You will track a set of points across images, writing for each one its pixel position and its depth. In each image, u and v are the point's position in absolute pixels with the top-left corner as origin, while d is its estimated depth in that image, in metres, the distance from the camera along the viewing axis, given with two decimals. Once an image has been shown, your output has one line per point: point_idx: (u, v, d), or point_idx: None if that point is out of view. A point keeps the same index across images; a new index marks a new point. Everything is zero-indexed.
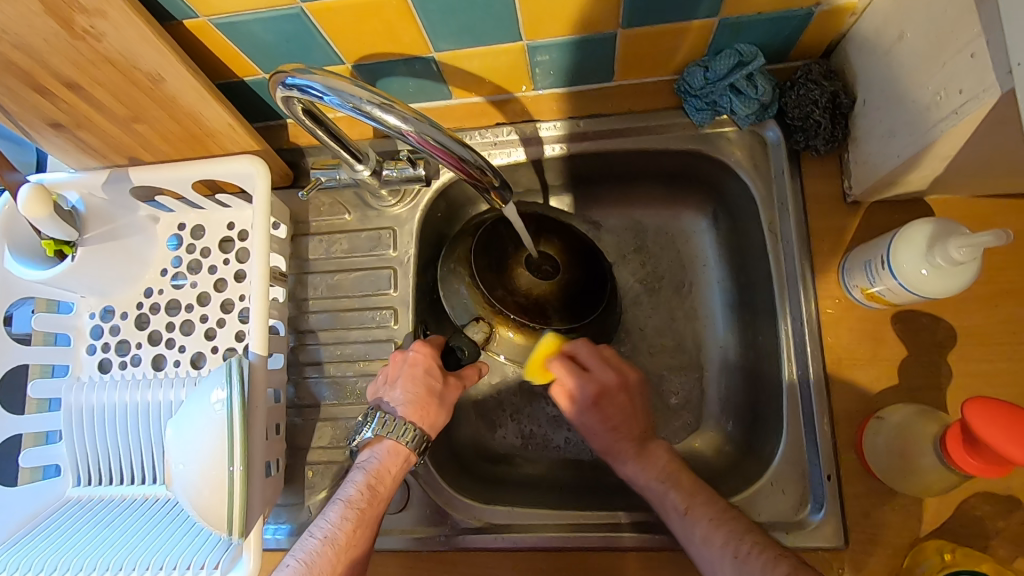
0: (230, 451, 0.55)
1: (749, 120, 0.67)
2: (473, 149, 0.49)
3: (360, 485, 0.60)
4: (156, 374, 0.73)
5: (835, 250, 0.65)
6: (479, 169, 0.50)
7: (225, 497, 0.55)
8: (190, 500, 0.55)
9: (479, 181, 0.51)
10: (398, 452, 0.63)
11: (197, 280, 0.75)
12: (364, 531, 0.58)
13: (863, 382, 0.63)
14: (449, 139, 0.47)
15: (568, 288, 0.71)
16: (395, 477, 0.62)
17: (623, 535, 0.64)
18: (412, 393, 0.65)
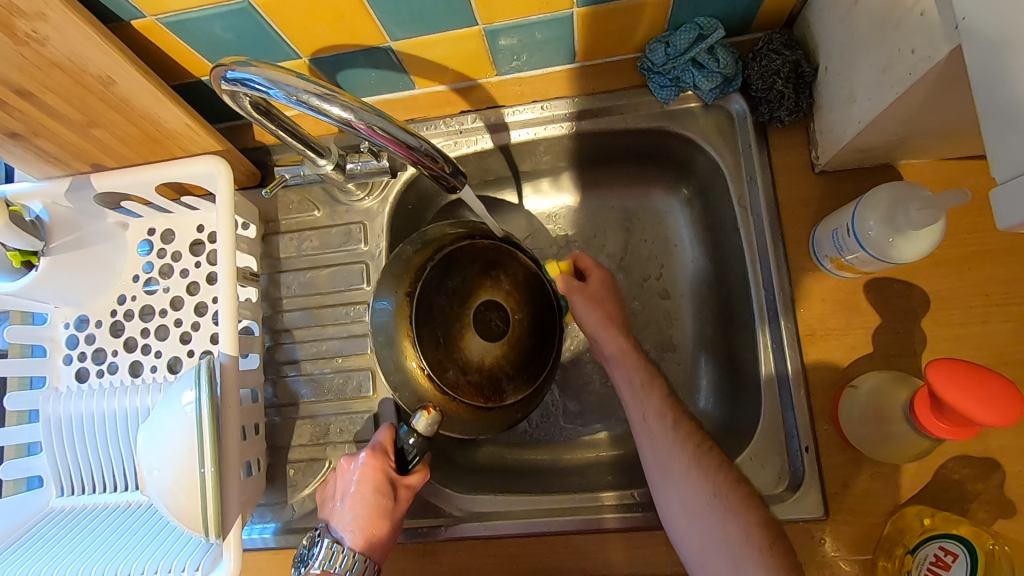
0: (201, 452, 0.55)
1: (713, 94, 0.67)
2: (423, 137, 0.48)
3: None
4: (133, 380, 0.73)
5: (805, 221, 0.65)
6: (431, 157, 0.49)
7: (199, 500, 0.55)
8: (164, 504, 0.55)
9: (432, 169, 0.51)
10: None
11: (170, 284, 0.74)
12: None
13: (838, 351, 0.62)
14: (397, 129, 0.46)
15: (521, 345, 0.64)
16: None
17: (605, 516, 0.65)
18: (359, 516, 0.61)
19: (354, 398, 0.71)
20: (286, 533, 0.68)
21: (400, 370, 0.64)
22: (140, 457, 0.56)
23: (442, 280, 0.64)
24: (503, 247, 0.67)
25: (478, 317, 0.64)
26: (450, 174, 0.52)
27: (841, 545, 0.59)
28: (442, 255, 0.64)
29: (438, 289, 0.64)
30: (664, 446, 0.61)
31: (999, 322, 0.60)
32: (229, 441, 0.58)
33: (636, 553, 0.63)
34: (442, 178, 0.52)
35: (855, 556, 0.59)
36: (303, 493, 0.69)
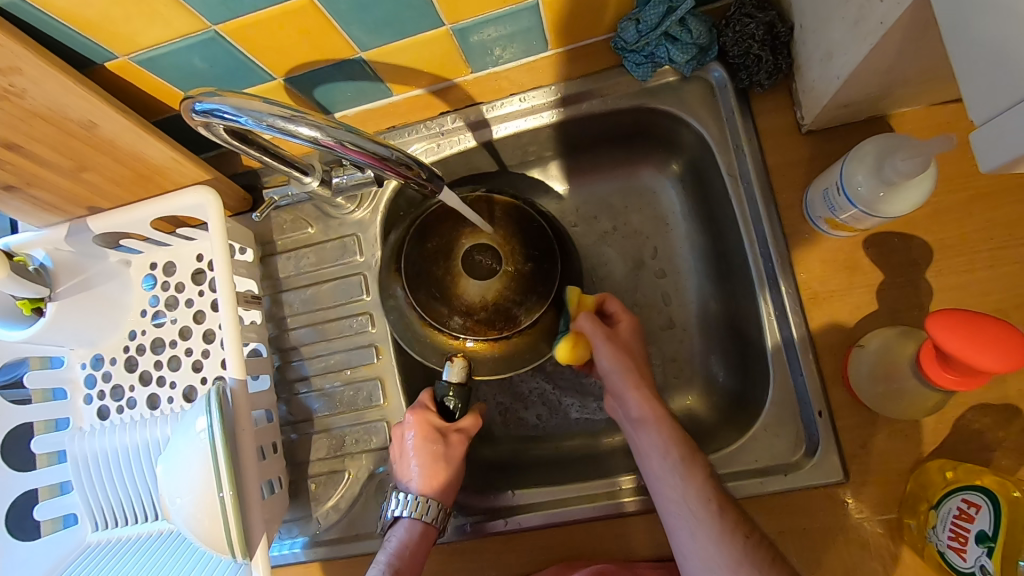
0: (216, 477, 0.56)
1: (690, 66, 0.66)
2: (396, 145, 0.48)
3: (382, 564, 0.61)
4: (152, 413, 0.75)
5: (796, 183, 0.64)
6: (408, 165, 0.50)
7: (219, 523, 0.56)
8: (186, 530, 0.56)
9: (410, 176, 0.51)
10: (415, 523, 0.63)
11: (177, 315, 0.76)
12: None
13: (843, 311, 0.62)
14: (368, 140, 0.46)
15: (519, 273, 0.67)
16: (421, 554, 0.61)
17: (624, 500, 0.65)
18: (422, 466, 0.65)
19: (365, 408, 0.72)
20: (315, 547, 0.69)
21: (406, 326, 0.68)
22: (161, 486, 0.57)
23: (422, 245, 0.68)
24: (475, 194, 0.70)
25: (469, 264, 0.67)
26: (426, 180, 0.52)
27: (865, 506, 0.59)
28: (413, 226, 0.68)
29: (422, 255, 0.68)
30: (705, 536, 0.56)
31: (1006, 265, 0.59)
32: (246, 462, 0.59)
33: (659, 534, 0.64)
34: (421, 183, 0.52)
35: (880, 516, 0.58)
36: (326, 507, 0.70)
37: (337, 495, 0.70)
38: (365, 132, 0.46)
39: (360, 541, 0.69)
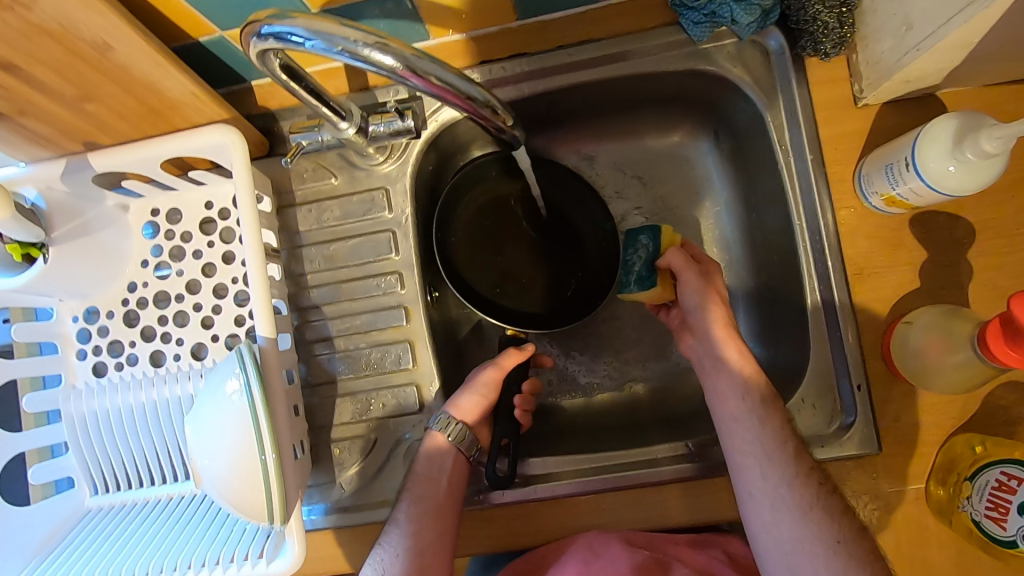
0: (258, 439, 0.53)
1: (750, 29, 0.63)
2: (479, 83, 0.43)
3: (410, 479, 0.64)
4: (157, 371, 0.69)
5: (849, 157, 0.63)
6: (490, 106, 0.45)
7: (259, 487, 0.53)
8: (223, 495, 0.53)
9: (491, 120, 0.47)
10: (440, 445, 0.64)
11: (183, 268, 0.70)
12: (424, 533, 0.61)
13: (886, 288, 0.62)
14: (453, 75, 0.42)
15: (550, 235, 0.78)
16: (433, 461, 0.64)
17: (661, 468, 0.65)
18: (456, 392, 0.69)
19: (392, 372, 0.68)
20: (337, 513, 0.67)
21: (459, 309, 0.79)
22: (193, 450, 0.54)
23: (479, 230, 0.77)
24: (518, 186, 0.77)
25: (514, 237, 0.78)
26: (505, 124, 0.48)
27: (892, 478, 0.61)
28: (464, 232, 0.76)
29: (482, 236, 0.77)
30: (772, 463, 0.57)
31: None
32: (282, 425, 0.57)
33: (694, 503, 0.64)
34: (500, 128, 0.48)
35: (908, 486, 0.61)
36: (352, 472, 0.68)
37: (362, 461, 0.68)
38: (450, 65, 0.42)
39: (376, 508, 0.67)
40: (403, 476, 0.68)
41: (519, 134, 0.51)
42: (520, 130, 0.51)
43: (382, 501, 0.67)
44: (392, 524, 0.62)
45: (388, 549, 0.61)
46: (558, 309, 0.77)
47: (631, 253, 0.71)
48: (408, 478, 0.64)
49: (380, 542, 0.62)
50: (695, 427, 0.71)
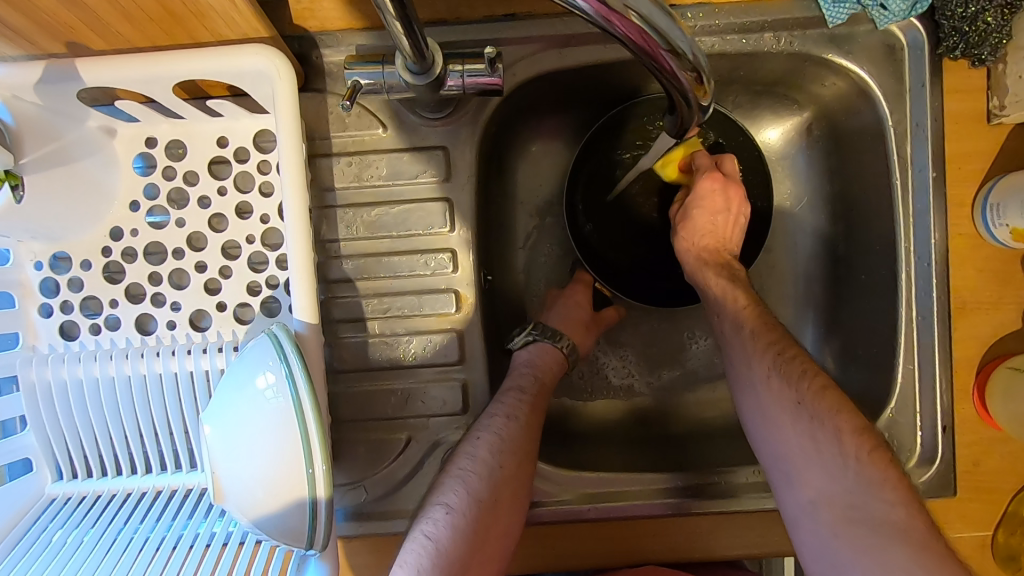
0: (308, 453, 0.45)
1: (891, 20, 0.56)
2: (684, 29, 0.33)
3: (529, 377, 0.60)
4: (145, 340, 0.57)
5: (970, 178, 0.58)
6: (694, 67, 0.34)
7: (304, 505, 0.45)
8: (256, 515, 0.45)
9: (686, 87, 0.36)
10: (555, 355, 0.64)
11: (185, 217, 0.57)
12: (538, 437, 0.55)
13: (986, 325, 0.58)
14: (652, 7, 0.31)
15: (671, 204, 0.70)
16: (553, 373, 0.63)
17: (725, 496, 0.60)
18: (564, 315, 0.66)
19: (435, 365, 0.60)
20: (357, 518, 0.59)
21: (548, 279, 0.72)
22: (220, 460, 0.44)
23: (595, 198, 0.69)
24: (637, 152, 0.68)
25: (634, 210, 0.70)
26: (697, 95, 0.37)
27: (960, 524, 0.59)
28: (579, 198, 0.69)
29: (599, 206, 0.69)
30: (742, 356, 0.55)
31: None
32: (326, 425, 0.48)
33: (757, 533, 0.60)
34: (688, 100, 0.37)
35: (974, 532, 0.58)
36: (377, 474, 0.59)
37: (389, 465, 0.59)
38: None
39: (395, 518, 0.59)
40: (435, 484, 0.59)
41: (703, 113, 0.40)
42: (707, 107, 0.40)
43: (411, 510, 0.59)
44: (509, 416, 0.54)
45: (507, 442, 0.52)
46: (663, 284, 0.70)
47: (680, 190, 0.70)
48: (526, 376, 0.60)
49: (491, 429, 0.53)
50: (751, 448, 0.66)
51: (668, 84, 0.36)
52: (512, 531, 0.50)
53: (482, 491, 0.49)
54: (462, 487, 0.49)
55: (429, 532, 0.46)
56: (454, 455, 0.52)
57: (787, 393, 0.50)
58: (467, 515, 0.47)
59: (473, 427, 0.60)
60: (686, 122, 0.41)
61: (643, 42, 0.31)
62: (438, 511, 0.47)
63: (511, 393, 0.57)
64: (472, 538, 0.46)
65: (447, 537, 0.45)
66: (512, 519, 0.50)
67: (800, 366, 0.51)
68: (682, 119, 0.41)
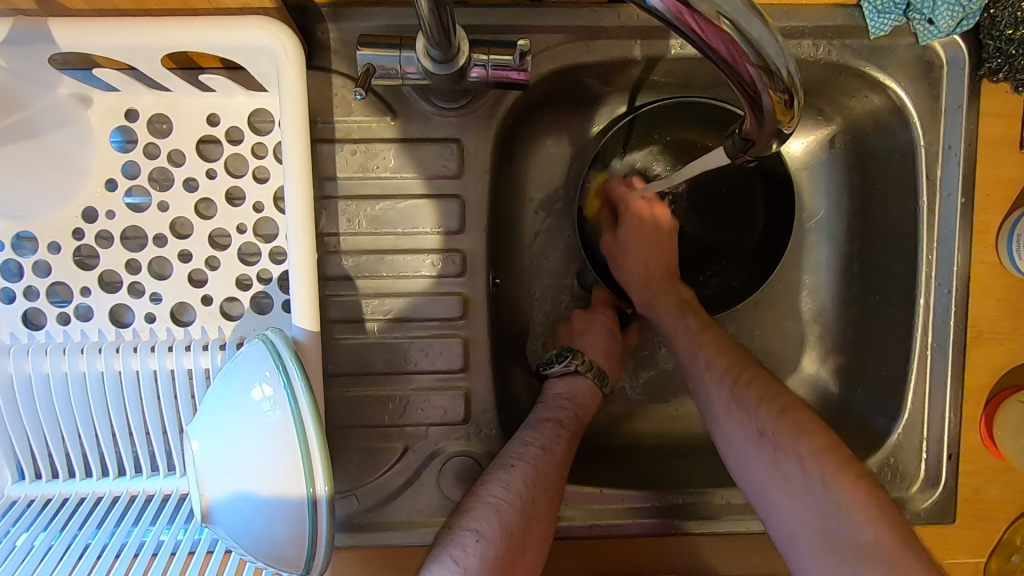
0: (308, 469, 0.40)
1: (934, 36, 0.53)
2: (779, 41, 0.30)
3: (566, 410, 0.60)
4: (120, 333, 0.52)
5: (994, 205, 0.57)
6: (786, 87, 0.32)
7: (301, 529, 0.41)
8: (249, 535, 0.41)
9: (772, 109, 0.33)
10: (592, 390, 0.63)
11: (169, 201, 0.52)
12: (567, 474, 0.56)
13: (997, 355, 0.58)
14: (747, 11, 0.29)
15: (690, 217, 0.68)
16: (587, 404, 0.62)
17: (726, 515, 0.59)
18: (598, 344, 0.64)
19: (435, 372, 0.56)
20: (348, 529, 0.56)
21: (554, 284, 0.69)
22: (212, 471, 0.41)
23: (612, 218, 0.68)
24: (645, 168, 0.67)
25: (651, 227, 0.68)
26: (783, 122, 0.34)
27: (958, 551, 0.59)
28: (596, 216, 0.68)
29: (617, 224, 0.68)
30: (700, 386, 0.55)
31: None
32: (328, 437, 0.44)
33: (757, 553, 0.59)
34: (772, 126, 0.34)
35: (968, 558, 0.59)
36: (370, 483, 0.56)
37: (383, 475, 0.56)
38: (748, 3, 0.29)
39: (387, 530, 0.56)
40: (431, 496, 0.57)
41: (775, 144, 0.37)
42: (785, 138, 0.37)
43: (405, 522, 0.56)
44: (544, 450, 0.55)
45: (540, 476, 0.53)
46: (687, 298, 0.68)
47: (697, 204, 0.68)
48: (563, 408, 0.60)
49: (527, 460, 0.54)
50: None
51: (753, 103, 0.33)
52: (535, 565, 0.52)
53: (514, 523, 0.50)
54: (494, 516, 0.50)
55: (459, 557, 0.47)
56: (483, 480, 0.53)
57: (749, 425, 0.51)
58: (497, 546, 0.48)
59: (474, 438, 0.57)
60: (758, 152, 0.38)
61: (733, 48, 0.29)
62: (469, 537, 0.48)
63: (549, 426, 0.58)
64: (497, 569, 0.48)
65: (475, 565, 0.47)
66: (535, 555, 0.52)
67: (763, 395, 0.52)
68: (755, 142, 0.37)
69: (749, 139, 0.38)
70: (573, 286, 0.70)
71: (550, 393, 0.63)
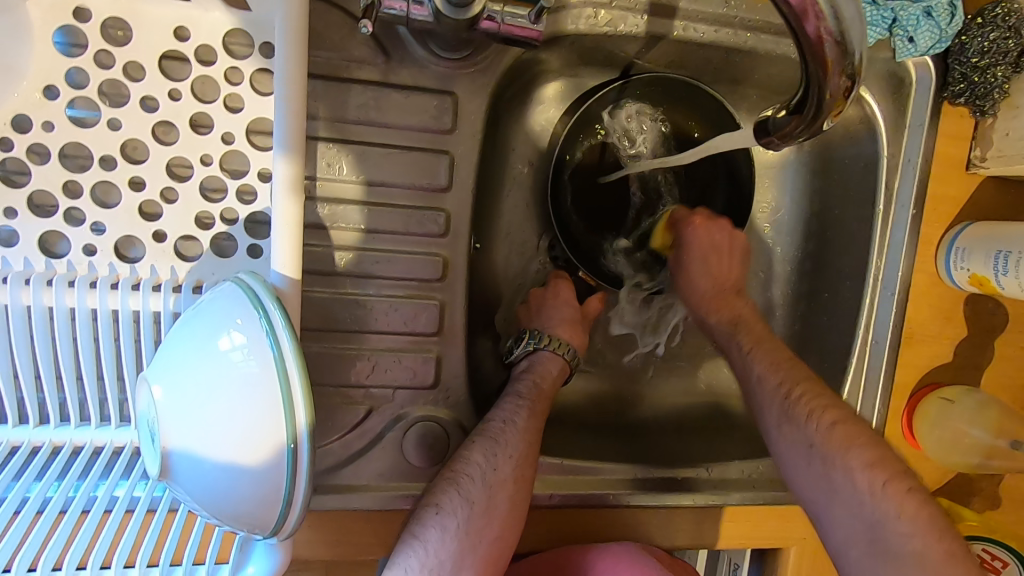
0: (288, 425, 0.37)
1: (910, 55, 0.58)
2: (862, 25, 0.32)
3: (531, 383, 0.60)
4: (52, 264, 0.46)
5: (940, 220, 0.61)
6: (852, 76, 0.33)
7: (276, 483, 0.38)
8: (236, 504, 0.38)
9: (832, 98, 0.35)
10: (555, 359, 0.63)
11: (121, 119, 0.46)
12: (537, 441, 0.56)
13: (926, 357, 0.63)
14: None
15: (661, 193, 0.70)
16: (557, 380, 0.62)
17: (671, 489, 0.62)
18: (566, 313, 0.65)
19: (407, 334, 0.54)
20: None
21: (524, 255, 0.69)
22: (181, 423, 0.38)
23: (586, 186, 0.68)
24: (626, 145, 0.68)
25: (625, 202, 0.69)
26: (830, 113, 0.36)
27: None
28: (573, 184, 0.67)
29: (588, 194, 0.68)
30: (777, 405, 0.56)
31: None
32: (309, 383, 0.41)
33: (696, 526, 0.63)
34: (821, 114, 0.36)
35: None
36: (328, 442, 0.54)
37: (343, 436, 0.54)
38: None
39: (342, 495, 0.54)
40: (390, 460, 0.55)
41: (799, 139, 0.39)
42: (813, 134, 0.39)
43: (362, 485, 0.54)
44: (506, 422, 0.55)
45: (502, 447, 0.54)
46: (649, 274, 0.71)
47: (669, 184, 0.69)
48: (527, 381, 0.60)
49: (486, 435, 0.54)
50: (697, 445, 0.68)
51: (816, 81, 0.34)
52: (501, 533, 0.53)
53: (478, 497, 0.52)
54: (455, 490, 0.51)
55: (426, 543, 0.50)
56: (450, 459, 0.54)
57: (800, 438, 0.53)
58: (457, 526, 0.51)
59: (438, 402, 0.56)
60: (785, 143, 0.40)
61: (810, 6, 0.31)
62: (430, 510, 0.51)
63: (512, 399, 0.58)
64: (461, 540, 0.51)
65: (436, 538, 0.50)
66: (502, 524, 0.53)
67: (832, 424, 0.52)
68: (788, 133, 0.39)
69: (783, 127, 0.39)
70: (543, 259, 0.70)
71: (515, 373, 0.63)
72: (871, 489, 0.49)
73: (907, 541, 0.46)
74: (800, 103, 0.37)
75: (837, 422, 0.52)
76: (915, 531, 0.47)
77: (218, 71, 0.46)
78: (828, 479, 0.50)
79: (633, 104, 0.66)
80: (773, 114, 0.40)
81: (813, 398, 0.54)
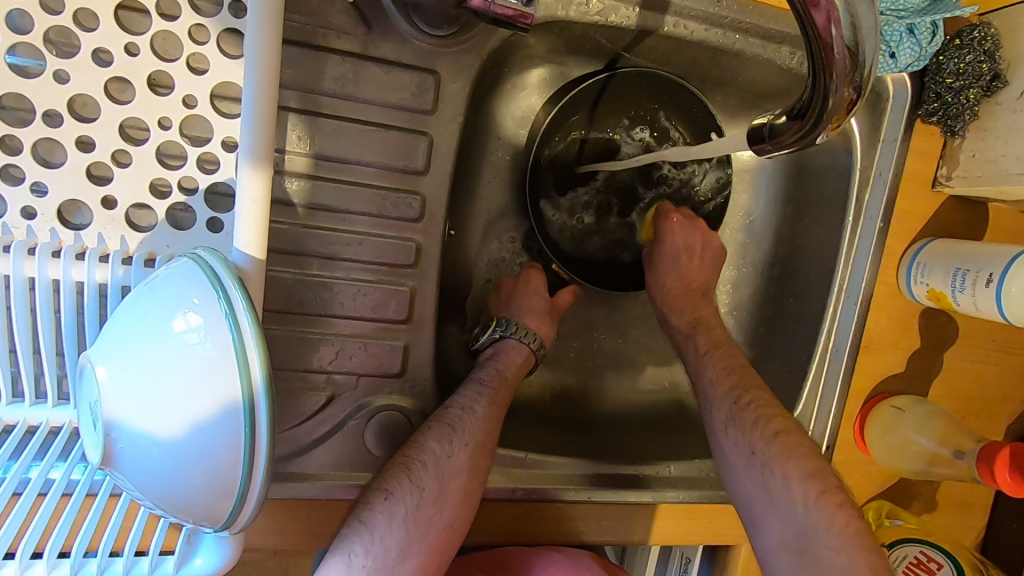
0: (250, 419, 0.35)
1: (891, 70, 0.57)
2: (877, 38, 0.32)
3: (491, 371, 0.59)
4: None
5: (904, 235, 0.63)
6: (857, 86, 0.33)
7: (233, 474, 0.36)
8: (190, 497, 0.36)
9: (834, 106, 0.34)
10: (520, 349, 0.62)
11: (71, 73, 0.42)
12: (495, 431, 0.55)
13: (882, 366, 0.65)
14: None
15: (637, 191, 0.69)
16: (522, 372, 0.61)
17: (633, 484, 0.62)
18: (535, 304, 0.64)
19: (374, 320, 0.52)
20: None
21: (497, 243, 0.67)
22: (128, 408, 0.35)
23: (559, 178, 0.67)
24: (603, 139, 0.67)
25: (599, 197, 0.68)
26: (829, 125, 0.36)
27: None
28: (550, 173, 0.66)
29: (563, 186, 0.67)
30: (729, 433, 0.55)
31: (1006, 369, 0.66)
32: None
33: (652, 522, 0.63)
34: (819, 124, 0.35)
35: None
36: (287, 428, 0.52)
37: (302, 423, 0.52)
38: None
39: (299, 484, 0.52)
40: (352, 449, 0.53)
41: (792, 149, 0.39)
42: (805, 147, 0.38)
43: (319, 474, 0.52)
44: (464, 410, 0.54)
45: (459, 434, 0.52)
46: (618, 272, 0.70)
47: (643, 183, 0.69)
48: (488, 370, 0.59)
49: (444, 422, 0.52)
50: (658, 441, 0.69)
51: (822, 86, 0.34)
52: (455, 523, 0.52)
53: (429, 485, 0.50)
54: (406, 476, 0.50)
55: (375, 533, 0.48)
56: (406, 444, 0.52)
57: (742, 444, 0.53)
58: (406, 514, 0.49)
59: (402, 391, 0.55)
60: (778, 148, 0.39)
61: None
62: (378, 496, 0.49)
63: (471, 386, 0.56)
64: (408, 528, 0.49)
65: (384, 525, 0.48)
66: (455, 515, 0.51)
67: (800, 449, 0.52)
68: (781, 139, 0.39)
69: (778, 133, 0.38)
70: (517, 250, 0.68)
71: (478, 361, 0.62)
72: (804, 499, 0.50)
73: (834, 554, 0.47)
74: (801, 110, 0.37)
75: (780, 431, 0.53)
76: (842, 546, 0.47)
77: (182, 27, 0.42)
78: (780, 468, 0.52)
79: (616, 98, 0.65)
80: (770, 121, 0.40)
81: (762, 404, 0.55)
